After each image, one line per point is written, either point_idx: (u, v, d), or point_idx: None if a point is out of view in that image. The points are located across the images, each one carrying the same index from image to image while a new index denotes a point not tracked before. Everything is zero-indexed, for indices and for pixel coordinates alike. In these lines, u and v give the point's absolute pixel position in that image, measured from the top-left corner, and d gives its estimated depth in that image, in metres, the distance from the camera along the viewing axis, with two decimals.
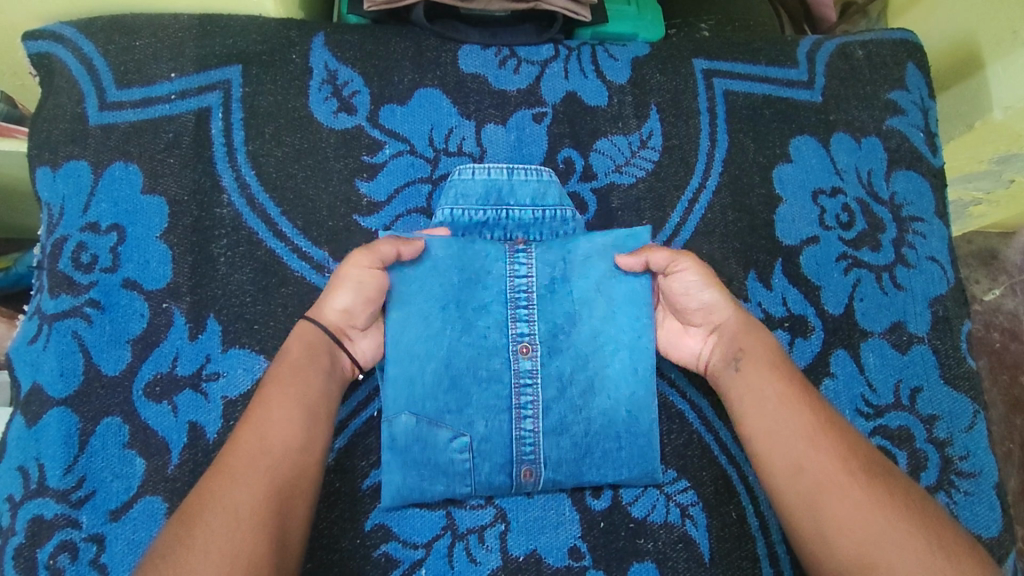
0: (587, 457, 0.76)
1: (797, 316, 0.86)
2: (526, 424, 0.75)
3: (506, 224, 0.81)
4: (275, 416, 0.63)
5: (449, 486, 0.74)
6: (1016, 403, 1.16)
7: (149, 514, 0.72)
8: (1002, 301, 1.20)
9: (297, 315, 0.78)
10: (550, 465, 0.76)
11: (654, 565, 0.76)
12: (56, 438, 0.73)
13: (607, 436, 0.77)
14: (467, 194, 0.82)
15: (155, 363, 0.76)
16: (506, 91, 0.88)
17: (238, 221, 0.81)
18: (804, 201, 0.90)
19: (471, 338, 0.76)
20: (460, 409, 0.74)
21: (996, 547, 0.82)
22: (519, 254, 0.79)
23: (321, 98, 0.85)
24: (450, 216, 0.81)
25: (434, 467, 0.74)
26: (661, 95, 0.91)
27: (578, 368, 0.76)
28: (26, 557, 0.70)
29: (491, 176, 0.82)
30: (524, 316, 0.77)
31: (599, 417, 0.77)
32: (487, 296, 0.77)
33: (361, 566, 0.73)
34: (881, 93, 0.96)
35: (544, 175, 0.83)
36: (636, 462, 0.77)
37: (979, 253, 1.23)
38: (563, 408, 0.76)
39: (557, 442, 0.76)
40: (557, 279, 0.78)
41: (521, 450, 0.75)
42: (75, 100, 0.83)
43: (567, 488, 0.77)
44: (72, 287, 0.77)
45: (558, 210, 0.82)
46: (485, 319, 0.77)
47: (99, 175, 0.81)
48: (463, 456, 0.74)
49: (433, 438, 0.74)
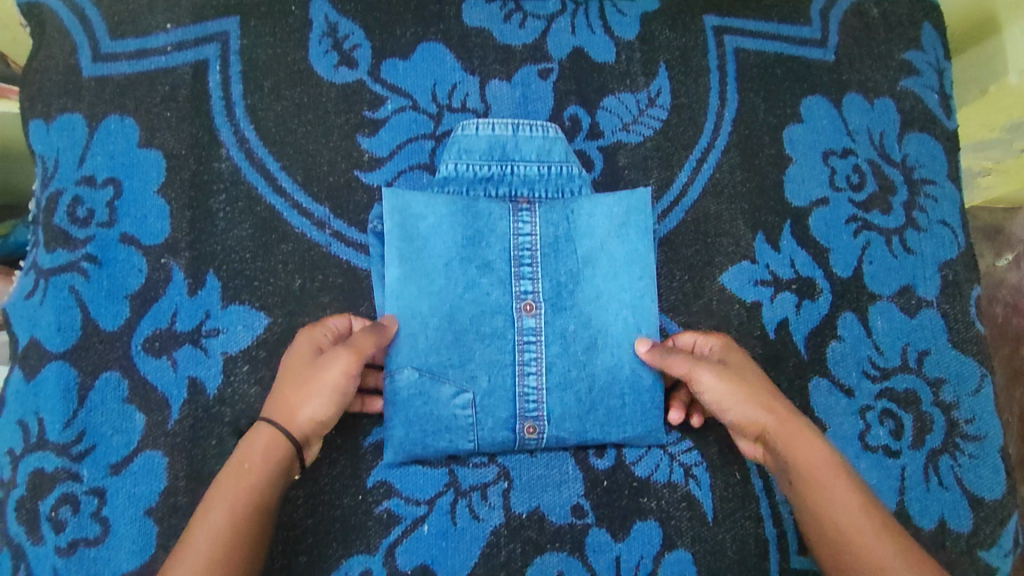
0: (591, 413, 0.76)
1: (805, 278, 0.85)
2: (530, 380, 0.75)
3: (510, 180, 0.79)
4: (218, 531, 0.60)
5: (453, 441, 0.74)
6: (1015, 374, 1.12)
7: (150, 468, 0.71)
8: (1007, 275, 1.15)
9: (297, 272, 0.77)
10: (555, 421, 0.75)
11: (657, 524, 0.76)
12: (55, 392, 0.72)
13: (611, 393, 0.76)
14: (470, 150, 0.80)
15: (153, 320, 0.75)
16: (511, 46, 0.86)
17: (237, 175, 0.79)
18: (814, 162, 0.88)
19: (474, 296, 0.75)
20: (463, 365, 0.74)
21: (999, 509, 0.82)
22: (523, 212, 0.77)
23: (321, 52, 0.83)
24: (453, 172, 0.79)
25: (437, 422, 0.74)
26: (671, 52, 0.88)
27: (581, 325, 0.76)
28: (29, 509, 0.70)
29: (495, 132, 0.80)
30: (527, 273, 0.76)
31: (603, 375, 0.76)
32: (491, 254, 0.76)
33: (363, 522, 0.73)
34: (896, 53, 0.93)
35: (550, 131, 0.81)
36: (640, 420, 0.77)
37: (984, 227, 1.17)
38: (567, 365, 0.75)
39: (561, 398, 0.75)
40: (561, 237, 0.77)
41: (524, 405, 0.75)
42: (67, 51, 0.80)
43: (571, 446, 0.76)
44: (69, 242, 0.76)
45: (564, 166, 0.80)
46: (489, 278, 0.76)
47: (94, 128, 0.79)
48: (467, 412, 0.74)
49: (436, 392, 0.74)
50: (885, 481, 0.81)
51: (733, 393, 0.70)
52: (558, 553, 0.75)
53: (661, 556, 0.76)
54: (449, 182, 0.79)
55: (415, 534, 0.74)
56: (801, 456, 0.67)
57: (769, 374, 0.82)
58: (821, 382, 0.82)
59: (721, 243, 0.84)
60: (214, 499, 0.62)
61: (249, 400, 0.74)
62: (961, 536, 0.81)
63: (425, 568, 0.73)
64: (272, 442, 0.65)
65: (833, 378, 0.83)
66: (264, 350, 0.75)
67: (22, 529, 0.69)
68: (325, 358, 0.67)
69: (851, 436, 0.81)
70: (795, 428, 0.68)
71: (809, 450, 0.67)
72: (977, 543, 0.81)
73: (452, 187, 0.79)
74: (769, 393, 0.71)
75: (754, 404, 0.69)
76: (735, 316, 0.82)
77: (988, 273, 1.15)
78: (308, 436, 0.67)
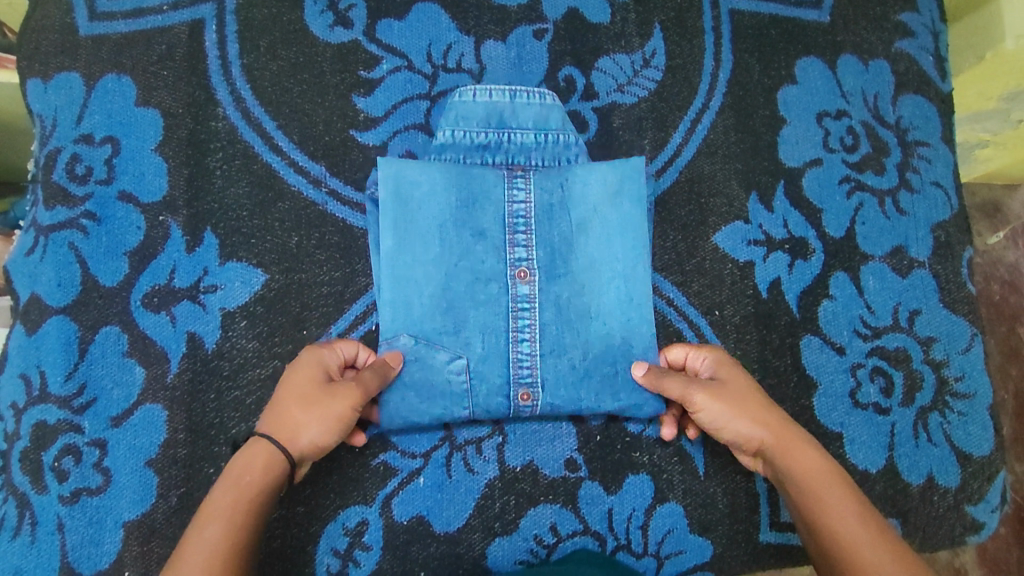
0: (584, 381, 0.76)
1: (798, 239, 0.85)
2: (524, 346, 0.75)
3: (506, 148, 0.80)
4: (215, 545, 0.55)
5: (448, 408, 0.74)
6: (1012, 353, 1.12)
7: (150, 421, 0.72)
8: (1004, 253, 1.15)
9: (294, 230, 0.78)
10: (549, 388, 0.75)
11: (649, 477, 0.78)
12: (56, 346, 0.73)
13: (605, 359, 0.76)
14: (468, 118, 0.80)
15: (152, 276, 0.76)
16: (506, 6, 0.86)
17: (233, 134, 0.79)
18: (808, 123, 0.88)
19: (469, 264, 0.76)
20: (457, 331, 0.75)
21: (987, 465, 0.84)
22: (517, 179, 0.78)
23: (316, 12, 0.83)
24: (451, 139, 0.79)
25: (431, 389, 0.74)
26: (666, 13, 0.89)
27: (575, 294, 0.77)
28: (32, 460, 0.71)
29: (493, 99, 0.80)
30: (521, 241, 0.77)
31: (596, 341, 0.76)
32: (486, 222, 0.77)
33: (360, 474, 0.74)
34: (891, 15, 0.94)
35: (547, 99, 0.82)
36: (635, 389, 0.76)
37: (982, 205, 1.17)
38: (561, 332, 0.76)
39: (555, 364, 0.76)
40: (555, 205, 0.78)
41: (518, 371, 0.75)
42: (65, 10, 0.81)
43: (565, 415, 0.76)
44: (68, 200, 0.77)
45: (559, 134, 0.81)
46: (484, 245, 0.76)
47: (91, 87, 0.79)
48: (460, 378, 0.74)
49: (430, 358, 0.74)
50: (875, 437, 0.82)
51: (729, 412, 0.69)
52: (551, 505, 0.76)
53: (653, 509, 0.77)
54: (446, 150, 0.79)
55: (411, 486, 0.75)
56: (798, 460, 0.67)
57: (761, 332, 0.82)
58: (813, 340, 0.83)
59: (714, 203, 0.84)
60: (207, 517, 0.57)
61: (247, 354, 0.75)
62: (949, 491, 0.82)
63: (421, 519, 0.74)
64: (272, 459, 0.60)
65: (824, 336, 0.84)
66: (261, 306, 0.76)
67: (25, 479, 0.71)
68: (334, 387, 0.65)
69: (841, 393, 0.82)
70: (791, 432, 0.69)
71: (806, 456, 0.67)
72: (964, 498, 0.83)
73: (448, 155, 0.79)
74: (763, 408, 0.70)
75: (746, 420, 0.69)
76: (727, 275, 0.83)
77: (986, 252, 1.15)
78: (305, 458, 0.63)
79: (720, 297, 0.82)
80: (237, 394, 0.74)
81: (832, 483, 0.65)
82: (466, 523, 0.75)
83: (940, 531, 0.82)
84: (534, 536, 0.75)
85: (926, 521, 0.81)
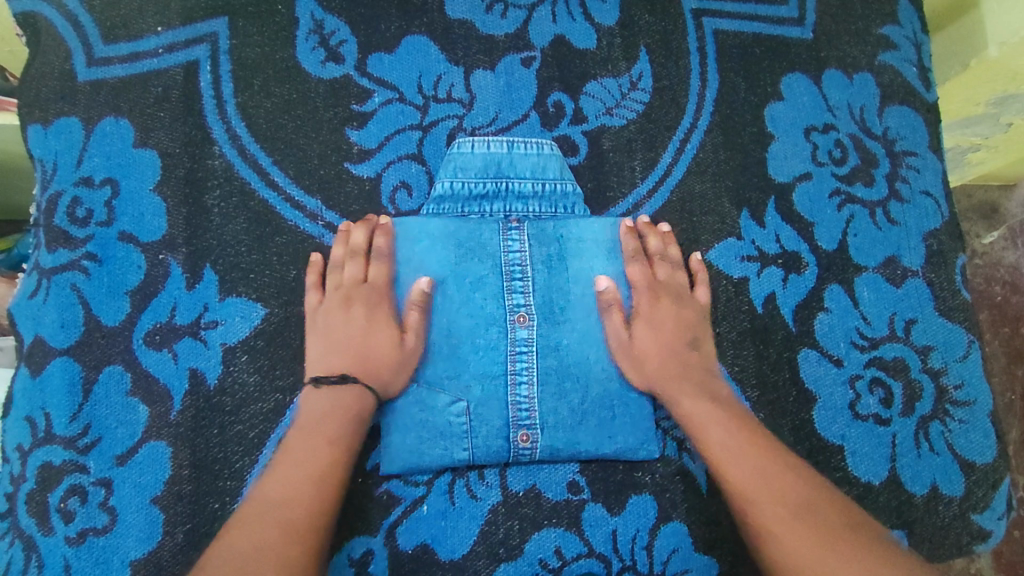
0: (582, 424, 0.77)
1: (791, 253, 0.86)
2: (521, 389, 0.76)
3: (505, 197, 0.80)
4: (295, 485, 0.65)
5: (448, 450, 0.75)
6: (1017, 355, 1.12)
7: (154, 458, 0.73)
8: (1003, 254, 1.16)
9: (292, 265, 0.79)
10: (547, 431, 0.76)
11: (652, 497, 0.78)
12: (60, 387, 0.74)
13: (602, 405, 0.77)
14: (466, 166, 0.81)
15: (154, 314, 0.77)
16: (494, 36, 0.88)
17: (230, 171, 0.81)
18: (796, 138, 0.89)
19: (470, 310, 0.77)
20: (457, 375, 0.75)
21: (990, 472, 0.84)
22: (512, 230, 0.79)
23: (308, 48, 0.85)
24: (449, 189, 0.80)
25: (432, 430, 0.75)
26: (651, 36, 0.90)
27: (574, 340, 0.77)
28: (38, 502, 0.72)
29: (491, 149, 0.81)
30: (519, 287, 0.78)
31: (597, 386, 0.77)
32: (483, 270, 0.78)
33: (364, 504, 0.75)
34: (873, 28, 0.95)
35: (545, 148, 0.83)
36: (632, 430, 0.78)
37: (979, 207, 1.18)
38: (560, 376, 0.77)
39: (556, 407, 0.76)
40: (553, 255, 0.79)
41: (518, 414, 0.76)
42: (63, 57, 0.83)
43: (562, 459, 0.77)
44: (69, 241, 0.78)
45: (558, 184, 0.82)
46: (480, 292, 0.77)
47: (90, 131, 0.81)
48: (461, 420, 0.75)
49: (432, 401, 0.75)
50: (877, 449, 0.82)
51: (646, 378, 0.76)
52: (555, 529, 0.76)
53: (657, 528, 0.77)
54: (446, 199, 0.80)
55: (415, 515, 0.75)
56: (683, 408, 0.74)
57: (758, 347, 0.83)
58: (810, 353, 0.84)
59: (706, 221, 0.85)
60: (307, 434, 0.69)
61: (249, 389, 0.76)
62: (954, 501, 0.82)
63: (425, 547, 0.74)
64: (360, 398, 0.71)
65: (822, 349, 0.84)
66: (262, 340, 0.77)
67: (32, 521, 0.71)
68: (405, 345, 0.74)
69: (841, 406, 0.83)
70: (711, 418, 0.72)
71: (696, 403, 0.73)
72: (969, 507, 0.82)
73: (447, 204, 0.80)
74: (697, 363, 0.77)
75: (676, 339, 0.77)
76: (721, 292, 0.84)
77: (987, 254, 1.16)
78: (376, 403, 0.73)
79: (716, 314, 0.83)
80: (241, 428, 0.75)
81: (742, 459, 0.69)
82: (471, 550, 0.75)
83: (946, 541, 0.81)
84: (539, 560, 0.75)
85: (933, 532, 0.81)
